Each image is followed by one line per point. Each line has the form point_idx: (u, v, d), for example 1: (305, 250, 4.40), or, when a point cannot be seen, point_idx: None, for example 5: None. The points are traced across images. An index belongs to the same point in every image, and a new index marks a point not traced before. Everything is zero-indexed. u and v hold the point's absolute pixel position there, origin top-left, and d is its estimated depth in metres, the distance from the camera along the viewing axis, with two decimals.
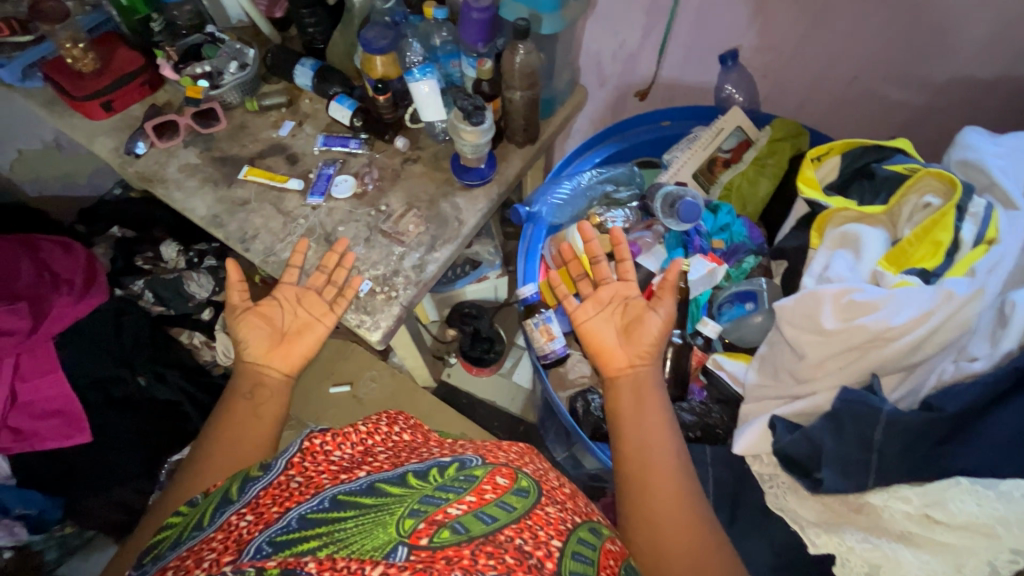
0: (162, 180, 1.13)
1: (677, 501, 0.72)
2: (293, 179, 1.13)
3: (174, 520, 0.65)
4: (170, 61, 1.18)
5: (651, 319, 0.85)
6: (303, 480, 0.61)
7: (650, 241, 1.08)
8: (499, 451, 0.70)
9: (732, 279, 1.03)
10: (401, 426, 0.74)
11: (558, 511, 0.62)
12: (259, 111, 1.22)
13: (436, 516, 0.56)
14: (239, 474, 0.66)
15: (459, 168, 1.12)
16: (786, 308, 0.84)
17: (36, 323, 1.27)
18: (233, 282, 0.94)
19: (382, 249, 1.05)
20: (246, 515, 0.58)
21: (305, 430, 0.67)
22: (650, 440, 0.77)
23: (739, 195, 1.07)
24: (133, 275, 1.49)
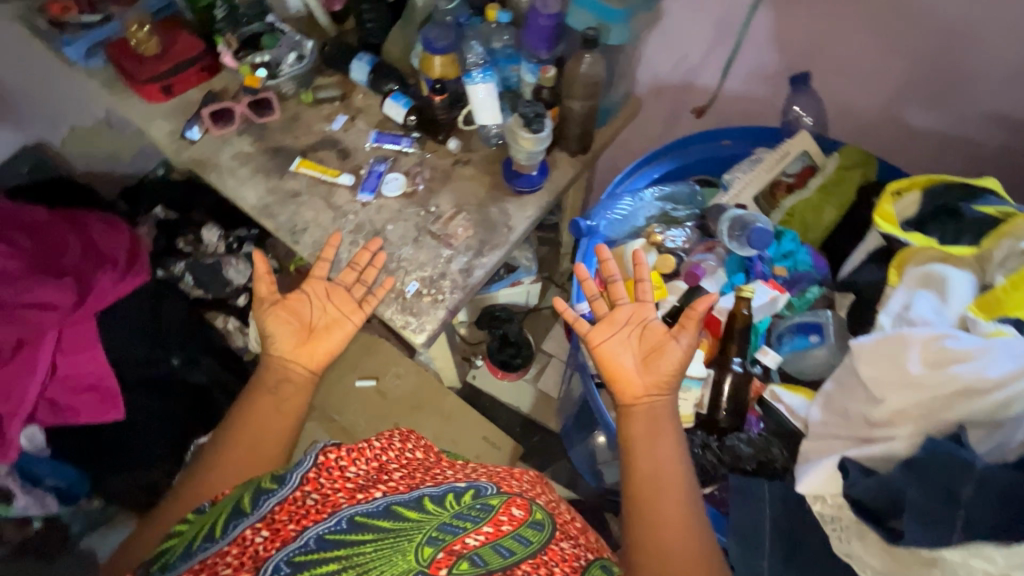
0: (215, 167, 1.14)
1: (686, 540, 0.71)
2: (344, 174, 1.13)
3: (179, 530, 0.65)
4: (230, 48, 1.19)
5: (670, 347, 0.82)
6: (320, 497, 0.61)
7: (713, 265, 1.02)
8: (512, 480, 0.71)
9: (793, 308, 1.00)
10: (414, 443, 0.73)
11: (571, 547, 0.65)
12: (312, 104, 1.22)
13: (454, 546, 0.58)
14: (252, 483, 0.65)
15: (511, 174, 1.11)
16: (864, 349, 0.81)
17: (81, 298, 1.27)
18: (261, 274, 0.92)
19: (430, 250, 1.05)
20: (262, 530, 0.59)
21: (318, 444, 0.66)
22: (665, 474, 0.76)
23: (801, 222, 1.05)
24: (174, 256, 1.51)
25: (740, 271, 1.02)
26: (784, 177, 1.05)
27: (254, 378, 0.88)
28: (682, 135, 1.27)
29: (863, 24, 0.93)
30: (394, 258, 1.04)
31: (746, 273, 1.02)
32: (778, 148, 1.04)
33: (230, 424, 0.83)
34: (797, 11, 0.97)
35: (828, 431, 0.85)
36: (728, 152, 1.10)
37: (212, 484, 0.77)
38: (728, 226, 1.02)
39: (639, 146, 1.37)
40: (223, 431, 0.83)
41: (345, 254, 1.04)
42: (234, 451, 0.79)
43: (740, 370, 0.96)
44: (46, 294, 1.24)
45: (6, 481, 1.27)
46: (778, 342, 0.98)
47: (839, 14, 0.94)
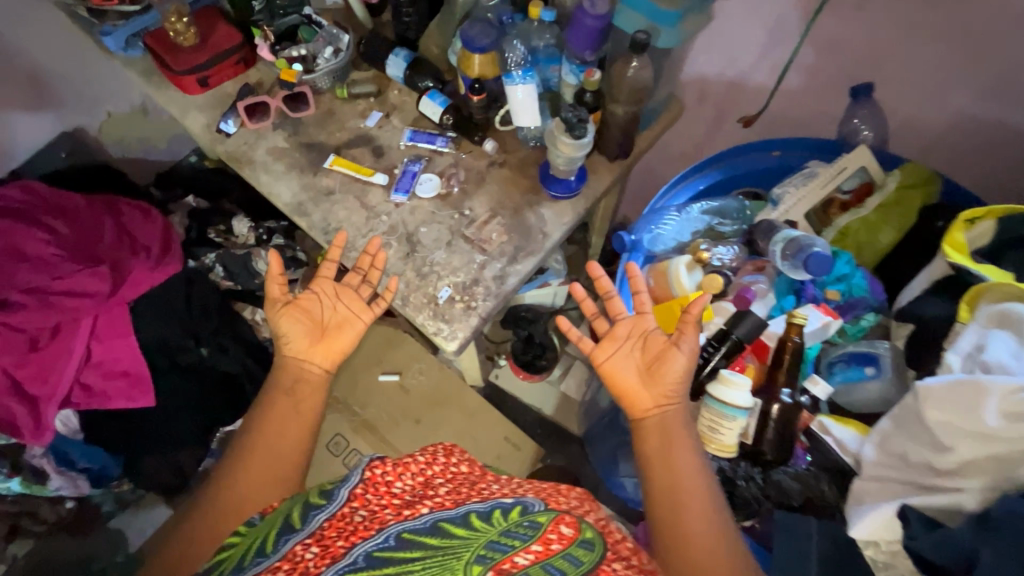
0: (250, 162, 1.13)
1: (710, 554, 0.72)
2: (378, 173, 1.11)
3: (232, 541, 0.66)
4: (267, 41, 1.18)
5: (673, 357, 0.81)
6: (367, 513, 0.61)
7: (764, 288, 1.00)
8: (560, 496, 0.67)
9: (845, 334, 0.99)
10: (459, 458, 0.70)
11: (624, 568, 0.60)
12: (348, 99, 1.20)
13: (504, 565, 0.55)
14: (302, 497, 0.67)
15: (548, 179, 1.08)
16: (933, 389, 0.75)
17: (114, 287, 1.29)
18: (273, 273, 0.91)
19: (464, 255, 1.03)
20: (311, 546, 0.59)
21: (365, 459, 0.67)
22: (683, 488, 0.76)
23: (853, 242, 1.02)
24: (205, 246, 1.52)
25: (790, 294, 1.00)
26: (840, 194, 1.03)
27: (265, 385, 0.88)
28: (726, 142, 1.23)
29: (936, 34, 0.88)
30: (427, 262, 1.02)
31: (797, 297, 1.00)
32: (834, 164, 1.00)
33: (251, 429, 0.83)
34: (863, 17, 0.91)
35: (885, 472, 0.80)
36: (781, 163, 1.07)
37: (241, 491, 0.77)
38: (782, 248, 0.97)
39: (679, 150, 1.33)
40: (243, 439, 0.83)
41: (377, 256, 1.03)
42: (259, 457, 0.80)
43: (787, 401, 0.93)
44: (83, 283, 1.25)
45: (40, 461, 1.31)
46: (830, 371, 0.97)
47: (911, 21, 0.88)
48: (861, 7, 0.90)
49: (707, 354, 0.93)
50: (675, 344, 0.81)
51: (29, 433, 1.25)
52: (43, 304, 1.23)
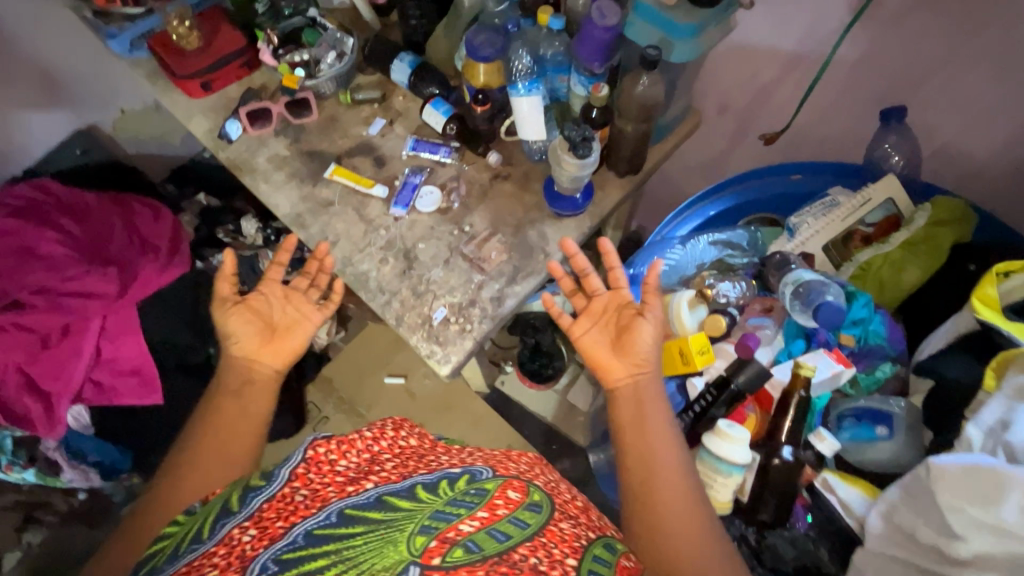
0: (250, 170, 1.11)
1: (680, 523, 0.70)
2: (378, 185, 1.08)
3: (170, 530, 0.62)
4: (270, 45, 1.14)
5: (643, 326, 0.80)
6: (309, 492, 0.59)
7: (769, 333, 0.97)
8: (509, 462, 0.69)
9: (857, 385, 0.93)
10: (407, 432, 0.71)
11: (572, 527, 0.62)
12: (351, 105, 1.17)
13: (448, 534, 0.55)
14: (241, 482, 0.63)
15: (552, 196, 1.03)
16: (945, 470, 0.71)
17: (123, 288, 1.30)
18: (224, 273, 0.92)
19: (461, 274, 1.00)
20: (250, 529, 0.56)
21: (307, 438, 0.64)
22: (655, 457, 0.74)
23: (875, 279, 0.94)
24: (213, 246, 1.53)
25: (800, 338, 0.94)
26: (862, 227, 0.99)
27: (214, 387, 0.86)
28: (745, 157, 1.16)
29: (982, 54, 0.80)
30: (423, 280, 1.00)
31: (808, 342, 0.94)
32: (858, 195, 0.97)
33: (203, 426, 0.81)
34: (901, 33, 0.83)
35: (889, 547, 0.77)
36: (800, 189, 1.02)
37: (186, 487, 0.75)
38: (793, 295, 0.93)
39: (695, 163, 1.26)
40: (191, 439, 0.80)
41: (374, 272, 1.01)
42: (209, 454, 0.78)
43: (790, 459, 0.87)
44: (93, 284, 1.27)
45: (53, 454, 1.35)
46: (837, 426, 0.93)
47: (953, 39, 0.80)
48: (899, 22, 0.82)
49: (706, 400, 0.91)
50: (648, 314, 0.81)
51: (41, 425, 1.28)
52: (52, 304, 1.25)
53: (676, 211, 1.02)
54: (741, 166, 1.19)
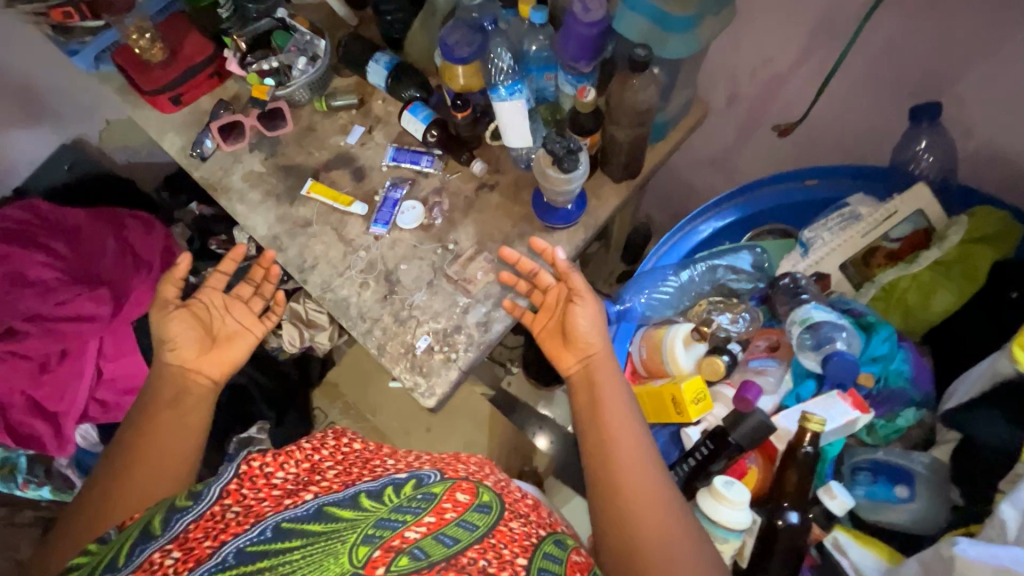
0: (225, 189, 1.06)
1: (643, 502, 0.68)
2: (357, 202, 1.01)
3: (82, 560, 0.60)
4: (238, 53, 1.06)
5: (580, 308, 0.84)
6: (241, 509, 0.56)
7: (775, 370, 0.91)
8: (458, 465, 0.68)
9: (876, 432, 0.90)
10: (350, 437, 0.69)
11: (523, 525, 0.61)
12: (328, 112, 1.10)
13: (393, 542, 0.53)
14: (164, 503, 0.61)
15: (542, 208, 0.96)
16: (968, 563, 0.61)
17: (118, 306, 1.29)
18: (172, 274, 0.90)
19: (446, 297, 0.94)
20: (173, 552, 0.54)
21: (243, 452, 0.62)
22: (613, 442, 0.73)
23: (900, 303, 0.89)
24: (207, 259, 1.48)
25: (810, 379, 0.88)
26: (887, 242, 0.92)
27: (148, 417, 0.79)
28: (757, 152, 1.05)
29: None
30: (406, 305, 0.94)
31: (818, 382, 0.88)
32: (883, 206, 0.90)
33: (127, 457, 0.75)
34: (935, 15, 0.72)
35: None
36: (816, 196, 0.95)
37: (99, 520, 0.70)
38: (799, 336, 0.88)
39: (702, 157, 1.15)
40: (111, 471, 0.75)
41: (354, 298, 0.95)
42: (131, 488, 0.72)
43: (794, 523, 0.80)
44: (86, 306, 1.26)
45: (66, 471, 1.37)
46: (851, 480, 0.88)
47: (998, 21, 0.69)
48: (933, 4, 0.72)
49: (702, 452, 0.83)
50: (585, 299, 0.85)
51: (52, 445, 1.27)
52: (46, 331, 1.24)
53: (677, 228, 0.97)
54: (753, 161, 1.08)
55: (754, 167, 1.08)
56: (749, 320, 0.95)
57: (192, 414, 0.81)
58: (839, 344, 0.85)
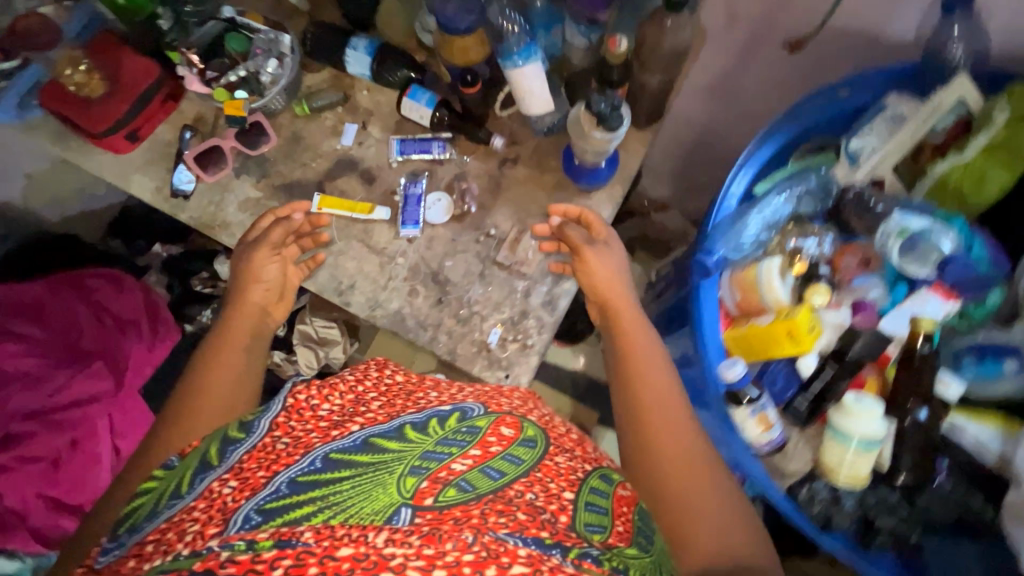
0: (224, 225, 0.95)
1: (673, 435, 0.68)
2: (378, 207, 0.94)
3: (148, 485, 0.56)
4: (193, 68, 0.93)
5: (594, 256, 0.84)
6: (291, 440, 0.53)
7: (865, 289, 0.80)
8: (502, 398, 0.63)
9: (965, 317, 0.79)
10: (393, 369, 0.67)
11: (569, 460, 0.56)
12: (310, 115, 0.99)
13: (440, 474, 0.49)
14: (220, 432, 0.57)
15: (574, 171, 0.92)
16: None
17: (119, 376, 1.17)
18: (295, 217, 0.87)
19: (503, 285, 0.90)
20: (229, 481, 0.50)
21: (287, 385, 0.59)
22: (642, 366, 0.74)
23: (954, 196, 0.77)
24: (197, 302, 1.34)
25: (901, 282, 0.80)
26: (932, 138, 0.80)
27: (189, 382, 0.73)
28: None
29: None
30: (464, 303, 0.90)
31: (908, 284, 0.79)
32: (929, 100, 0.76)
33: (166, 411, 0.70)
34: None
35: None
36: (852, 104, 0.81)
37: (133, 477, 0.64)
38: (900, 248, 0.77)
39: None
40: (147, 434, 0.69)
41: (407, 308, 0.90)
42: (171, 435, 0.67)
43: (923, 421, 0.74)
44: (84, 386, 1.14)
45: None
46: (953, 365, 0.77)
47: None
48: None
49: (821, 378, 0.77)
50: (599, 248, 0.85)
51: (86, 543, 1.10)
52: (49, 427, 1.11)
53: (739, 167, 0.80)
54: None
55: (752, 87, 1.02)
56: (833, 242, 0.83)
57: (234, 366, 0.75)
58: (943, 242, 0.75)
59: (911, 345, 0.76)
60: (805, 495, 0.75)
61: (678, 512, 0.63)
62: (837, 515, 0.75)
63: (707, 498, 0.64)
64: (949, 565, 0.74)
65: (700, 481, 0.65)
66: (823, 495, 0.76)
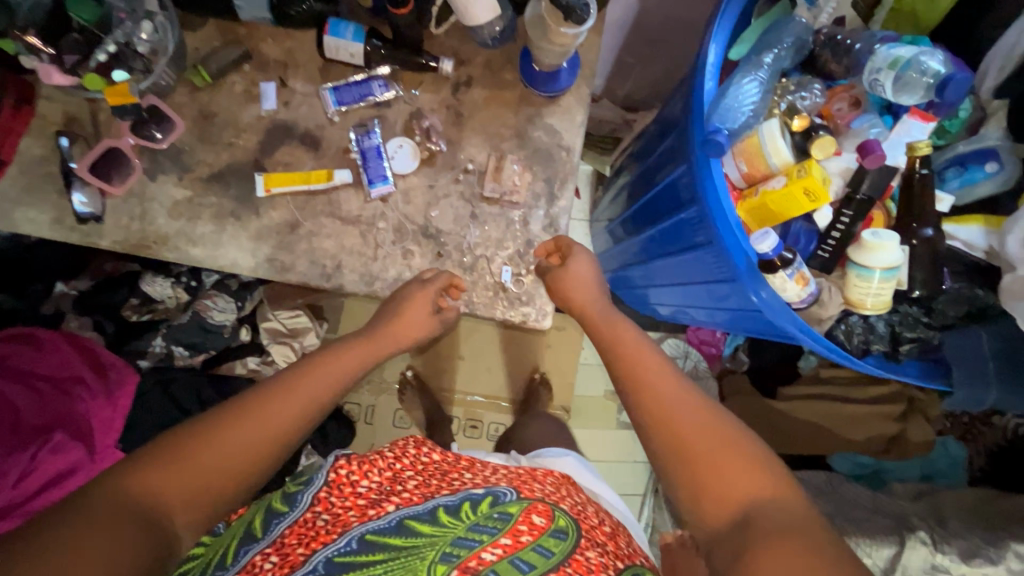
0: (160, 239, 0.81)
1: (668, 387, 0.62)
2: (337, 171, 0.83)
3: (196, 552, 0.63)
4: (47, 58, 0.72)
5: (556, 279, 0.80)
6: (329, 516, 0.59)
7: (848, 122, 0.76)
8: (535, 482, 0.67)
9: (944, 133, 0.79)
10: (430, 446, 0.71)
11: (600, 554, 0.58)
12: (214, 84, 0.83)
13: (469, 562, 0.54)
14: (263, 501, 0.64)
15: (535, 78, 0.84)
16: None
17: (88, 441, 1.02)
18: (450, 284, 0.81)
19: (499, 221, 0.85)
20: (270, 555, 0.57)
21: (330, 459, 0.65)
22: (623, 339, 0.70)
23: (909, 17, 0.78)
24: (142, 333, 1.17)
25: (887, 113, 0.76)
26: None
27: (295, 371, 0.66)
28: None
29: None
30: (465, 250, 0.84)
31: (895, 115, 0.76)
32: None
33: (275, 383, 0.64)
34: None
35: None
36: None
37: (250, 438, 0.57)
38: (894, 83, 0.72)
39: None
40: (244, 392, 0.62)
41: (407, 272, 0.83)
42: (276, 405, 0.60)
43: (930, 236, 0.75)
44: (54, 464, 0.99)
45: None
46: (937, 180, 0.79)
47: None
48: None
49: (842, 223, 0.73)
50: (557, 273, 0.80)
51: None
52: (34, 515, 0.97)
53: (711, 38, 0.70)
54: None
55: None
56: (821, 88, 0.77)
57: (332, 380, 0.67)
58: (934, 64, 0.70)
59: (909, 171, 0.75)
60: (842, 332, 0.78)
61: (689, 459, 0.57)
62: (875, 342, 0.78)
63: (716, 439, 0.57)
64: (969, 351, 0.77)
65: (707, 421, 0.59)
66: (858, 326, 0.78)
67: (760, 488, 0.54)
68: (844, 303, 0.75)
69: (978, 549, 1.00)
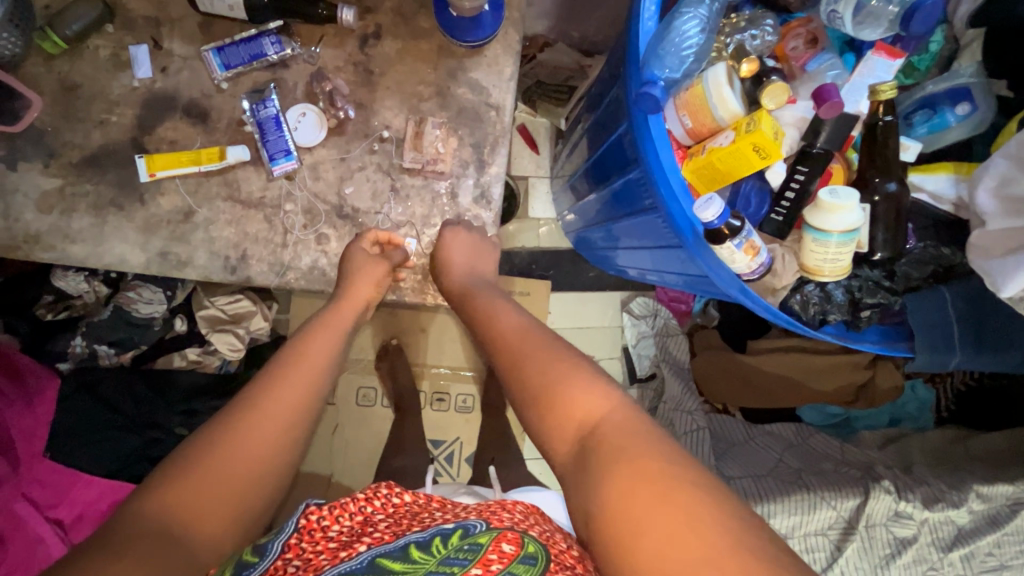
0: (32, 238, 0.71)
1: (518, 338, 0.58)
2: (231, 147, 0.72)
3: None
4: None
5: (438, 253, 0.72)
6: (299, 564, 0.45)
7: (805, 61, 0.67)
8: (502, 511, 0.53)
9: (912, 71, 0.72)
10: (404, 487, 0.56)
11: None
12: (72, 50, 0.71)
13: None
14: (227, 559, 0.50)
15: (452, 25, 0.72)
16: None
17: (11, 454, 0.93)
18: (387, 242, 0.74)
19: (423, 194, 0.76)
20: None
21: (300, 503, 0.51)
22: (490, 302, 0.66)
23: None
24: (60, 334, 1.02)
25: (849, 51, 0.68)
26: None
27: (289, 352, 0.61)
28: None
29: None
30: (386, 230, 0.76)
31: (858, 52, 0.68)
32: None
33: (283, 356, 0.60)
34: None
35: None
36: None
37: (265, 423, 0.53)
38: (854, 14, 0.64)
39: None
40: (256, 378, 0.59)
41: (324, 260, 0.75)
42: (283, 389, 0.56)
43: (893, 190, 0.67)
44: None
45: None
46: (905, 126, 0.72)
47: None
48: None
49: (797, 181, 0.66)
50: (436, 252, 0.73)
51: None
52: None
53: None
54: None
55: None
56: (775, 23, 0.68)
57: (326, 353, 0.62)
58: None
59: (871, 118, 0.66)
60: (798, 303, 0.72)
61: (534, 398, 0.52)
62: (832, 312, 0.72)
63: (555, 371, 0.52)
64: (934, 312, 0.72)
65: (554, 360, 0.54)
66: (815, 296, 0.71)
67: (606, 408, 0.48)
68: (801, 271, 0.69)
69: (940, 494, 0.98)
